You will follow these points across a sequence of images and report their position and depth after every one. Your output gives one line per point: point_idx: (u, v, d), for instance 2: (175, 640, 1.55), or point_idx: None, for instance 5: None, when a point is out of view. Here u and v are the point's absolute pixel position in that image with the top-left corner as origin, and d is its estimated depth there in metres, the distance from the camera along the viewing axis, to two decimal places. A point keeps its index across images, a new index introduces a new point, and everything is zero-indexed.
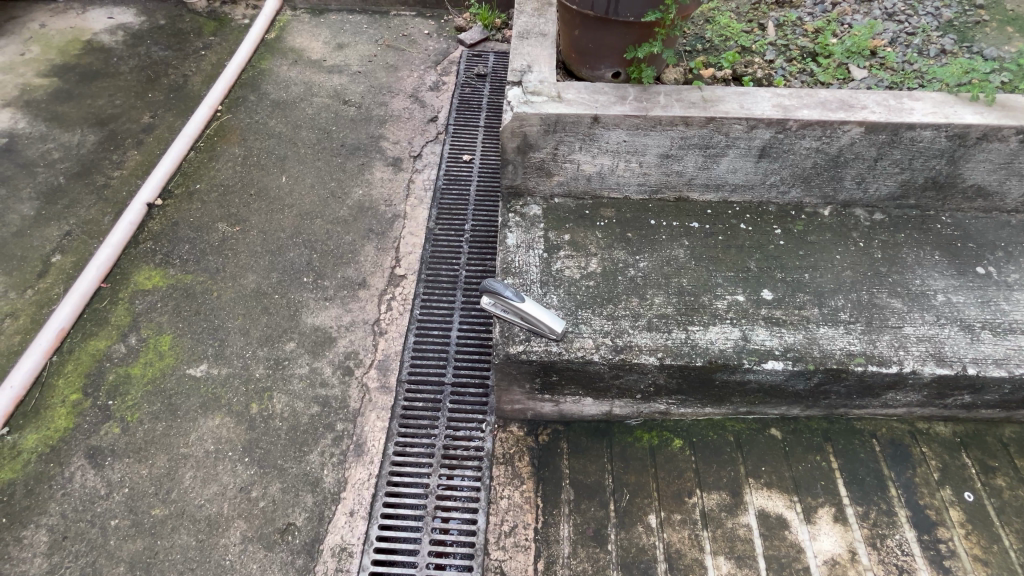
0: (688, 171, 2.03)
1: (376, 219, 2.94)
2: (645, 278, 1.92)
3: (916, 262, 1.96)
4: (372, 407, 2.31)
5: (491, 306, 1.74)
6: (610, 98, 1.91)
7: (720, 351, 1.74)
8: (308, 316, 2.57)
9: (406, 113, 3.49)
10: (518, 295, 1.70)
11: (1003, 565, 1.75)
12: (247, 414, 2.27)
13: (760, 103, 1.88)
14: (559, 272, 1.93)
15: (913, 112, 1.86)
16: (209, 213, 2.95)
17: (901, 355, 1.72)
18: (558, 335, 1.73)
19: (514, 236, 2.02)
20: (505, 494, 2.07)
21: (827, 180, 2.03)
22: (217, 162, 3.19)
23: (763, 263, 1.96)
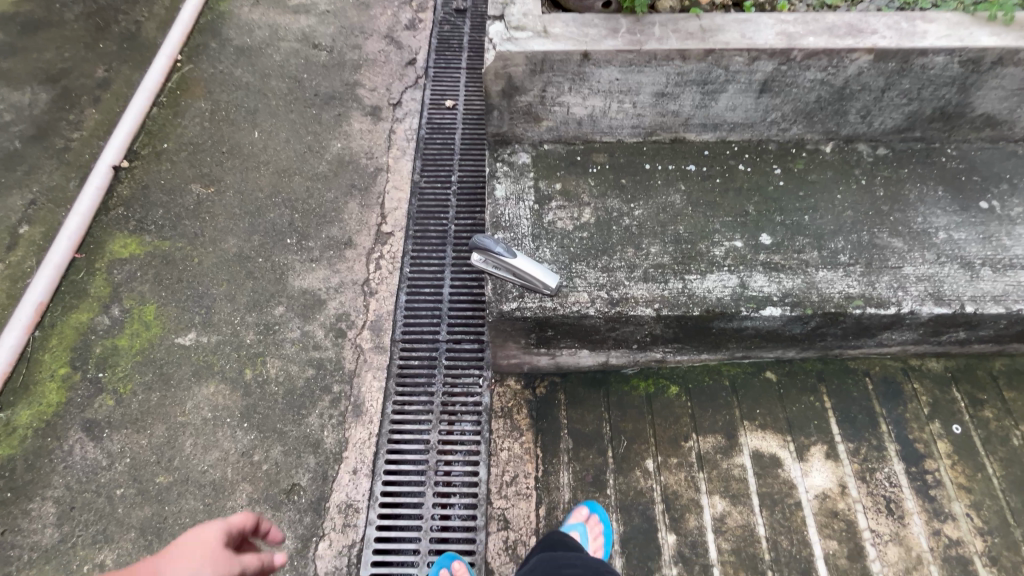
0: (684, 110, 1.91)
1: (358, 173, 2.82)
2: (640, 227, 1.84)
3: (918, 199, 1.89)
4: (367, 367, 2.30)
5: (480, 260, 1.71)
6: (600, 32, 1.75)
7: (717, 300, 1.70)
8: (295, 279, 2.50)
9: (382, 56, 3.25)
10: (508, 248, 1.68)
11: (985, 492, 1.80)
12: (241, 380, 2.26)
13: (762, 31, 1.73)
14: (551, 224, 1.85)
15: (926, 35, 1.72)
16: (181, 174, 2.79)
17: (900, 296, 1.70)
18: (551, 294, 1.70)
19: (503, 187, 1.93)
20: (505, 446, 2.13)
21: (831, 115, 1.92)
22: (183, 119, 2.99)
23: (762, 206, 1.89)
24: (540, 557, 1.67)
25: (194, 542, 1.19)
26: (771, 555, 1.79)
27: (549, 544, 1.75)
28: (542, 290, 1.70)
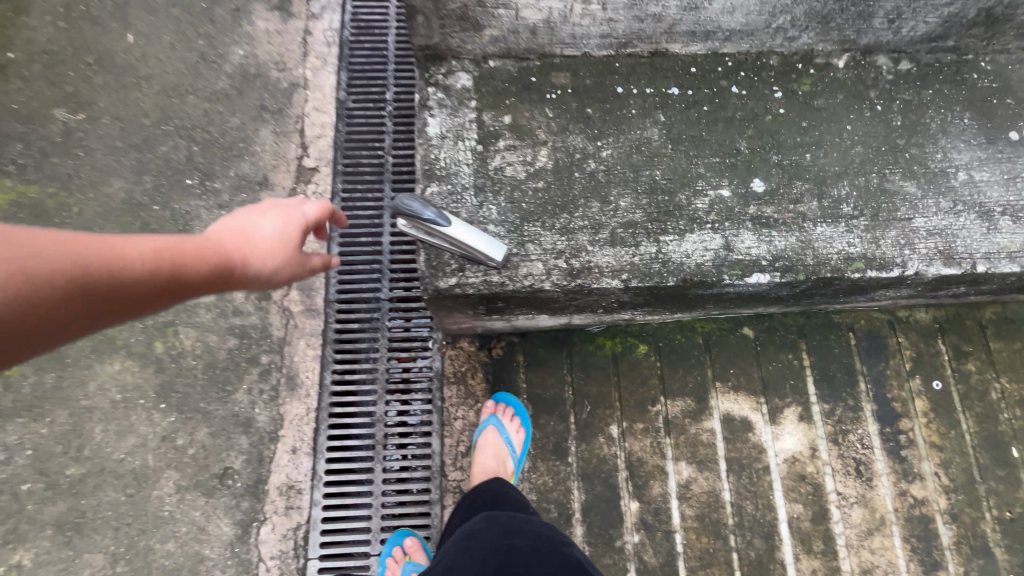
0: (668, 13, 1.47)
1: (269, 91, 2.28)
2: (608, 173, 1.50)
3: (941, 129, 1.57)
4: (299, 333, 2.02)
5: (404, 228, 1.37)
6: None
7: (697, 266, 1.43)
8: (202, 230, 2.09)
9: None
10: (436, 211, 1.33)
11: (957, 450, 1.74)
12: (151, 355, 1.96)
13: None
14: (499, 172, 1.49)
15: None
16: (37, 96, 2.20)
17: (906, 254, 1.45)
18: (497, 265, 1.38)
19: (436, 122, 1.52)
20: (459, 415, 1.97)
21: (851, 18, 1.51)
22: (30, 17, 2.30)
23: (757, 143, 1.54)
24: (487, 517, 1.51)
25: (276, 229, 1.26)
26: (735, 520, 1.73)
27: (495, 501, 1.61)
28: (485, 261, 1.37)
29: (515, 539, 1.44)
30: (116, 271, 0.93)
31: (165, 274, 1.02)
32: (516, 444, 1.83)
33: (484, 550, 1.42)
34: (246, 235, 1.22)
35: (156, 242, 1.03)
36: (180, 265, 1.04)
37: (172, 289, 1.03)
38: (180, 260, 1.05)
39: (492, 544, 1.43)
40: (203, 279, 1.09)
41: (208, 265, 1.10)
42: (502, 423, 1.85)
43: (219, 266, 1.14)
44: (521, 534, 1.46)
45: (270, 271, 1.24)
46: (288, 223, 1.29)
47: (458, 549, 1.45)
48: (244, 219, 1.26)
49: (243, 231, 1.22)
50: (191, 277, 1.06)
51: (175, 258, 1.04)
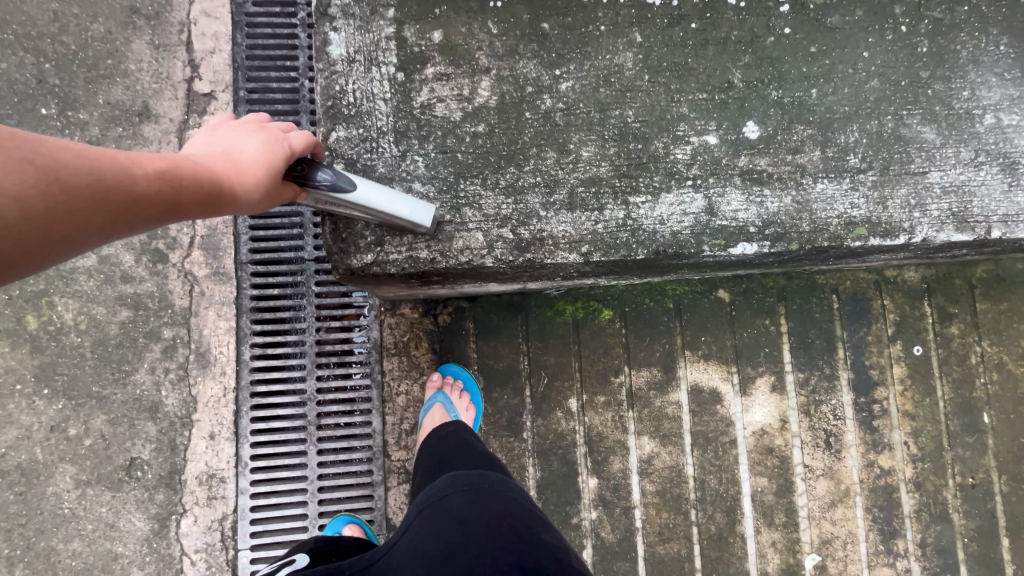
0: None
1: None
2: (567, 114, 1.17)
3: (971, 58, 1.28)
4: (208, 302, 1.71)
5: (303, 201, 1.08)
6: None
7: (672, 234, 1.17)
8: None
9: None
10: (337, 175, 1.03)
11: (929, 418, 1.65)
12: (24, 332, 1.63)
13: None
14: (427, 111, 1.14)
15: None
16: None
17: (914, 218, 1.23)
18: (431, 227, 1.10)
19: (340, 40, 1.14)
20: (402, 389, 1.75)
21: None
22: None
23: (754, 74, 1.23)
24: (453, 480, 1.29)
25: (260, 143, 0.98)
26: (697, 495, 1.64)
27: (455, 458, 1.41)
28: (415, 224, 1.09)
29: (482, 508, 1.22)
30: (123, 188, 0.76)
31: (170, 197, 0.82)
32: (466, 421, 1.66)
33: (456, 512, 1.23)
34: (234, 155, 0.95)
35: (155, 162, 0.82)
36: (184, 191, 0.85)
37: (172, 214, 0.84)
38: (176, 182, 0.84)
39: (458, 514, 1.22)
40: (202, 204, 0.88)
41: (198, 195, 0.87)
42: (451, 400, 1.66)
43: (211, 194, 0.90)
44: (494, 499, 1.25)
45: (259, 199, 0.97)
46: (275, 148, 0.99)
47: (420, 522, 1.23)
48: (228, 137, 0.98)
49: (230, 154, 0.95)
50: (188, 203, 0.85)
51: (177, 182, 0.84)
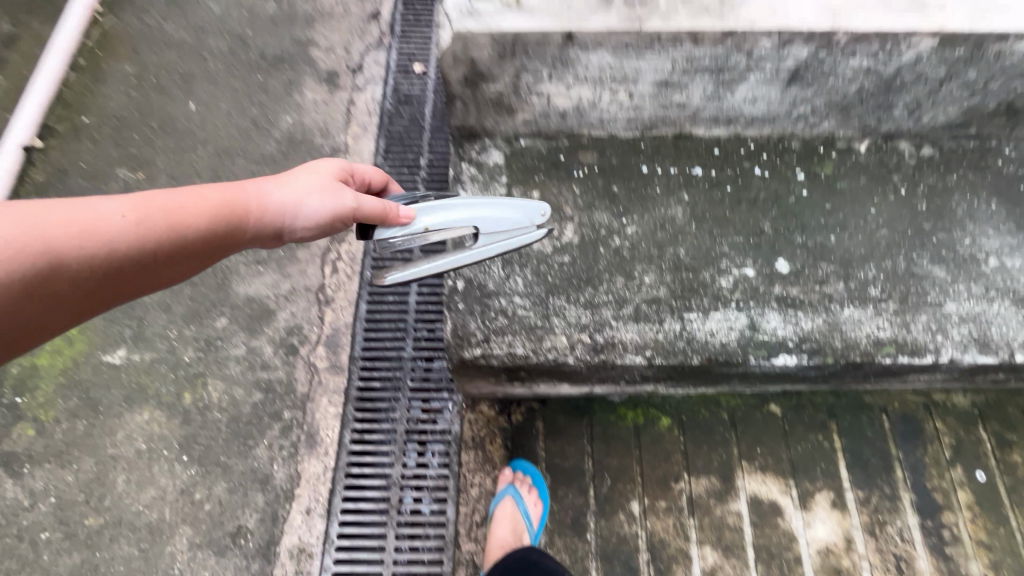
0: (692, 102, 1.54)
1: (312, 155, 2.43)
2: (633, 250, 1.53)
3: (968, 215, 1.57)
4: (323, 390, 2.05)
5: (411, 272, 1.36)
6: (589, 4, 1.35)
7: (721, 344, 1.43)
8: (240, 285, 2.20)
9: (340, 9, 2.76)
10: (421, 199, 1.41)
11: (1007, 549, 1.63)
12: (179, 406, 2.01)
13: (798, 4, 1.33)
14: (526, 245, 1.54)
15: (1006, 13, 1.33)
16: (103, 156, 2.40)
17: (938, 341, 1.43)
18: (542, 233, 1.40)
19: (468, 196, 1.59)
20: (476, 481, 1.93)
21: (872, 109, 1.55)
22: (107, 87, 2.55)
23: (781, 223, 1.57)
24: None
25: (293, 184, 1.31)
26: None
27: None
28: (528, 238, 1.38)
29: None
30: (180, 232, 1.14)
31: (177, 224, 1.13)
32: (533, 516, 1.77)
33: None
34: (263, 189, 1.28)
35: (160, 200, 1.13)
36: (204, 220, 1.17)
37: (202, 237, 1.16)
38: (190, 211, 1.15)
39: None
40: (227, 227, 1.20)
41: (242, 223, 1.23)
42: (520, 495, 1.79)
43: (228, 219, 1.21)
44: None
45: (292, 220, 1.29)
46: (308, 185, 1.31)
47: None
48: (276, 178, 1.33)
49: (258, 193, 1.27)
50: (220, 233, 1.19)
51: (187, 213, 1.15)
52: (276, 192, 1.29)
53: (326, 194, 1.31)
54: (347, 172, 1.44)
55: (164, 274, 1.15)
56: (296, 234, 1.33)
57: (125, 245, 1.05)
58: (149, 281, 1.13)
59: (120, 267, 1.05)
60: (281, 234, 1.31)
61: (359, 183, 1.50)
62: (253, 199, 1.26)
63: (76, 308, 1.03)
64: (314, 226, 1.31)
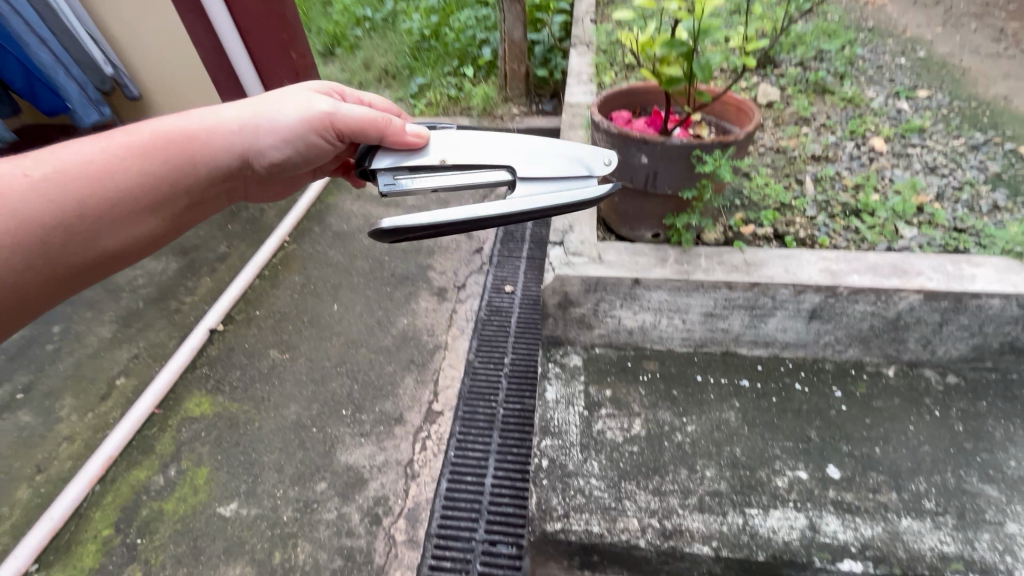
0: (734, 328, 1.96)
1: (418, 349, 3.00)
2: (694, 445, 1.79)
3: (1006, 438, 1.74)
4: (397, 564, 2.16)
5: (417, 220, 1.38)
6: (650, 260, 1.91)
7: (784, 543, 1.54)
8: (342, 453, 2.54)
9: (454, 244, 3.69)
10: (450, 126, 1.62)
11: None
12: (268, 564, 2.18)
13: (806, 267, 1.83)
14: (600, 434, 1.84)
15: (975, 279, 1.74)
16: (263, 340, 3.10)
17: (1009, 561, 1.47)
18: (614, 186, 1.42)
19: (553, 390, 1.98)
20: None
21: (888, 342, 1.90)
22: (278, 290, 3.42)
23: (826, 432, 1.80)
24: None
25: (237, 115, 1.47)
26: None
27: None
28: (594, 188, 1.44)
29: None
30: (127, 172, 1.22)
31: (108, 175, 1.18)
32: None
33: None
34: (205, 126, 1.41)
35: (82, 156, 1.17)
36: (155, 164, 1.27)
37: (156, 179, 1.27)
38: (132, 156, 1.24)
39: None
40: (167, 161, 1.29)
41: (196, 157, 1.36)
42: None
43: (175, 156, 1.32)
44: None
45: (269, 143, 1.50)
46: (280, 122, 1.51)
47: None
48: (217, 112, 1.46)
49: (213, 121, 1.43)
50: (189, 180, 1.34)
51: (114, 157, 1.21)
52: (233, 121, 1.46)
53: (302, 100, 1.54)
54: (332, 93, 1.79)
55: (137, 227, 1.25)
56: (265, 156, 1.51)
57: (43, 209, 1.07)
58: (126, 239, 1.22)
59: (72, 224, 1.11)
60: (251, 158, 1.49)
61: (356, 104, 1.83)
62: (202, 128, 1.39)
63: (61, 274, 1.12)
64: (285, 138, 1.52)
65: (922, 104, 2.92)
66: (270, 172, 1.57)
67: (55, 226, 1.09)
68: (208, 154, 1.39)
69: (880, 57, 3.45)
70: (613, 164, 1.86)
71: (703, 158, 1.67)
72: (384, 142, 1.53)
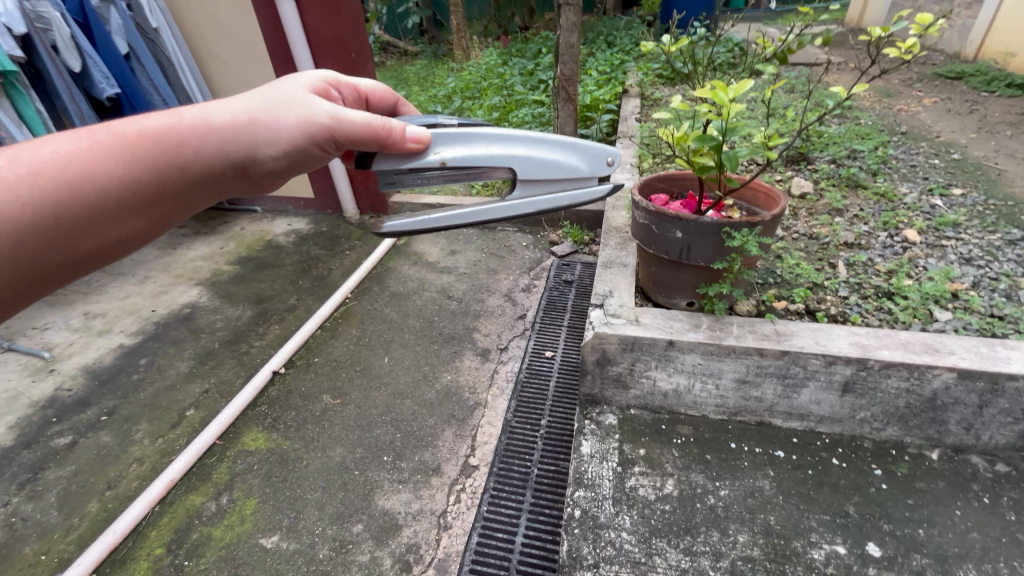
0: (767, 397, 2.03)
1: (459, 404, 3.14)
2: (727, 510, 1.80)
3: None
4: None
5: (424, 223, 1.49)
6: (684, 325, 2.06)
7: None
8: (380, 497, 2.63)
9: (499, 310, 3.94)
10: (454, 123, 1.57)
11: None
12: None
13: (836, 340, 1.92)
14: (633, 490, 1.88)
15: (1010, 361, 1.77)
16: (318, 385, 3.35)
17: None
18: (608, 191, 1.51)
19: (588, 444, 2.07)
20: None
21: (927, 422, 1.91)
22: (336, 340, 3.72)
23: (865, 509, 1.78)
24: None
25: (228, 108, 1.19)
26: None
27: None
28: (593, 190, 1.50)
29: None
30: (101, 172, 1.00)
31: (82, 177, 0.97)
32: None
33: None
34: (195, 120, 1.14)
35: (58, 151, 0.97)
36: (136, 166, 1.05)
37: (140, 185, 1.05)
38: (111, 154, 1.02)
39: None
40: (152, 162, 1.07)
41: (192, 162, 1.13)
42: None
43: (163, 159, 1.09)
44: None
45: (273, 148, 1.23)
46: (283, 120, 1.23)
47: None
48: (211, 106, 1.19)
49: (202, 113, 1.16)
50: (174, 182, 1.11)
51: (92, 155, 1.00)
52: (222, 113, 1.18)
53: (302, 99, 1.27)
54: (330, 86, 1.54)
55: (113, 234, 1.04)
56: (262, 164, 1.24)
57: (9, 212, 0.88)
58: (95, 247, 1.02)
59: (37, 232, 0.93)
60: (247, 166, 1.22)
61: (350, 95, 1.63)
62: (189, 123, 1.13)
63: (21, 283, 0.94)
64: (287, 148, 1.24)
65: (956, 201, 3.05)
66: (269, 182, 1.32)
67: (12, 231, 0.89)
68: (202, 160, 1.14)
69: (913, 158, 3.64)
70: (650, 237, 2.09)
71: (732, 234, 1.88)
72: (384, 151, 1.36)
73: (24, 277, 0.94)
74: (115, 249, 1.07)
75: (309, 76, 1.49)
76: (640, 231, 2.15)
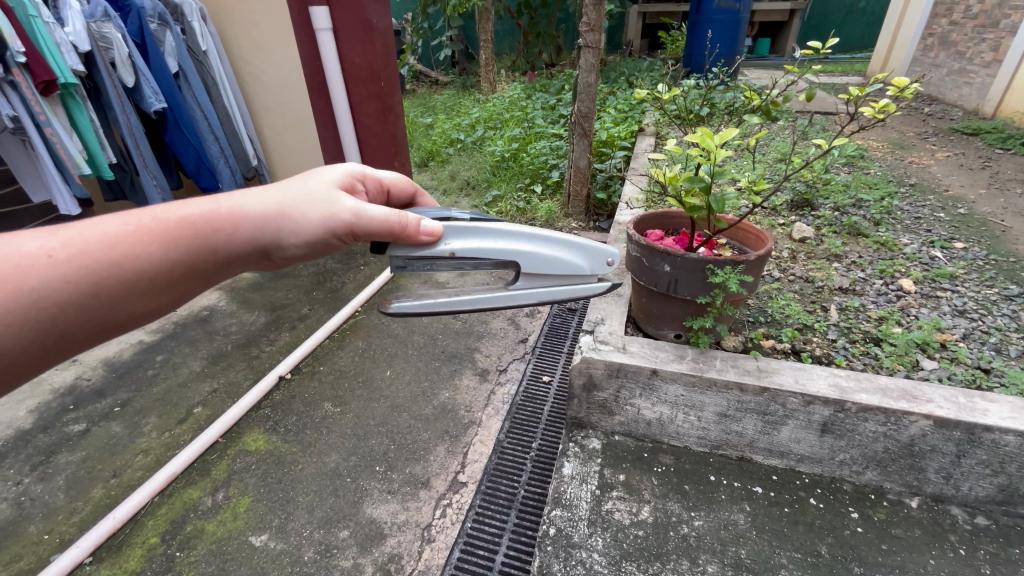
0: (748, 432, 2.07)
1: (454, 421, 3.22)
2: (699, 540, 1.83)
3: None
4: None
5: (437, 307, 1.47)
6: (669, 356, 2.13)
7: None
8: (369, 506, 2.70)
9: (502, 333, 4.04)
10: (466, 217, 1.50)
11: None
12: None
13: (816, 380, 1.97)
14: (609, 513, 1.93)
15: (987, 413, 1.80)
16: (321, 392, 3.47)
17: None
18: (605, 288, 1.56)
19: (570, 466, 2.13)
20: None
21: (906, 468, 1.93)
22: (342, 351, 3.86)
23: (837, 550, 1.79)
24: None
25: (260, 200, 1.29)
26: None
27: None
28: (592, 287, 1.55)
29: None
30: (141, 254, 1.11)
31: (124, 260, 1.08)
32: None
33: None
34: (229, 209, 1.24)
35: (108, 234, 1.10)
36: (171, 250, 1.15)
37: (172, 268, 1.15)
38: (149, 238, 1.12)
39: None
40: (187, 247, 1.16)
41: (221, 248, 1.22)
42: None
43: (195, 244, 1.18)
44: None
45: (295, 238, 1.32)
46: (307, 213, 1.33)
47: None
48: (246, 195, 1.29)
49: (238, 203, 1.26)
50: (202, 265, 1.20)
51: (133, 239, 1.11)
52: (255, 204, 1.28)
53: (328, 196, 1.36)
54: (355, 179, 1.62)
55: (141, 309, 1.14)
56: (283, 249, 1.33)
57: (56, 289, 1.00)
58: (119, 318, 1.11)
59: (75, 304, 1.03)
60: (269, 250, 1.32)
61: (375, 187, 1.65)
62: (225, 213, 1.23)
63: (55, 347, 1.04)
64: (307, 238, 1.33)
65: (957, 254, 3.07)
66: (286, 263, 1.40)
67: (54, 305, 1.00)
68: (229, 244, 1.23)
69: (918, 210, 3.69)
70: (641, 269, 2.19)
71: (716, 271, 1.97)
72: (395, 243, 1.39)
73: (57, 344, 1.04)
74: (139, 320, 1.16)
75: (337, 168, 1.55)
76: (632, 263, 2.26)
